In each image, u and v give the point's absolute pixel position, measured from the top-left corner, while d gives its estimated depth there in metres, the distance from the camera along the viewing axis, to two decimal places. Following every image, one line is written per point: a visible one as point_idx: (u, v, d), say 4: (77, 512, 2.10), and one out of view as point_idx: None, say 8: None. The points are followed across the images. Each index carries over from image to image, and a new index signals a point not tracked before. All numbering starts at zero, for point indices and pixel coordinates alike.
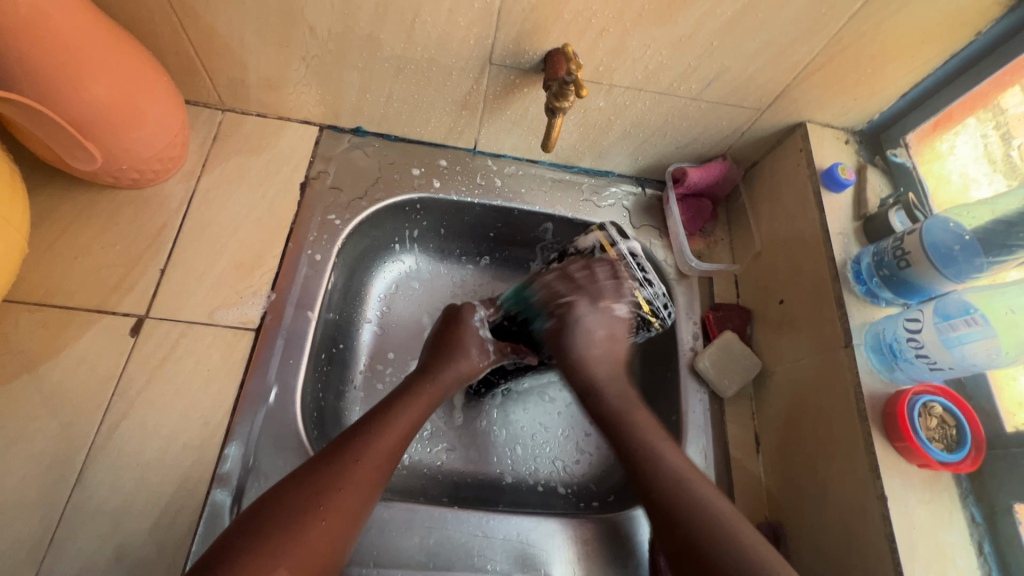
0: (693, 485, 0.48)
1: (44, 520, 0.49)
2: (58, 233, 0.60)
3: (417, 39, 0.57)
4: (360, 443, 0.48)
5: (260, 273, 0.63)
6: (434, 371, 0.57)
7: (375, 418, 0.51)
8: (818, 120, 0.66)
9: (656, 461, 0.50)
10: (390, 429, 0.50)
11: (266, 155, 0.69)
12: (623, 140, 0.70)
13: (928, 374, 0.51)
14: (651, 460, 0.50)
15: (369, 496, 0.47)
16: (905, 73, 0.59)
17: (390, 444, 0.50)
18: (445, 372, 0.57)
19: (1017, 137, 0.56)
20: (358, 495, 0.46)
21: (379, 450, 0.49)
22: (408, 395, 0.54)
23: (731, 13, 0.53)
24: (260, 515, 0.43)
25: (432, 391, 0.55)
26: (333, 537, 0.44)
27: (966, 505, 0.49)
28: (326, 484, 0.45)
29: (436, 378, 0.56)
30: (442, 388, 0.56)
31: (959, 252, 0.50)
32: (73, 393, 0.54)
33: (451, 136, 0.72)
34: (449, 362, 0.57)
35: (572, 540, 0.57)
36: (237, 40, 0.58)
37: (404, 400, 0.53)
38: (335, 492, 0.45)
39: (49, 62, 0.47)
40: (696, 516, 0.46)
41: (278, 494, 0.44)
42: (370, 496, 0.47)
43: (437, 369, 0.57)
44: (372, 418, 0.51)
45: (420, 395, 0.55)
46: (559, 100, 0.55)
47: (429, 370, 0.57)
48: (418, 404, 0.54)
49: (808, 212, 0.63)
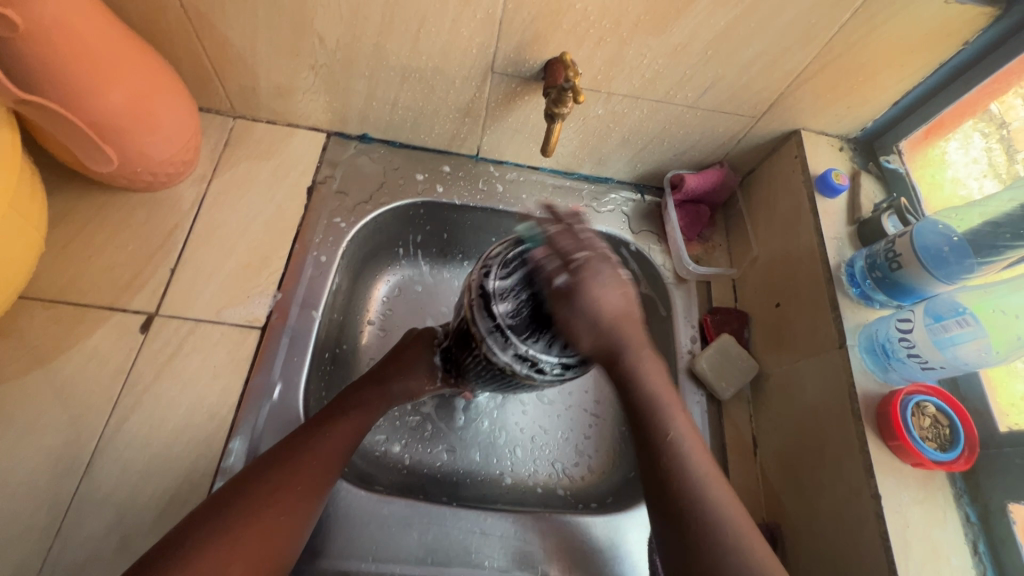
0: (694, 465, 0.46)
1: (53, 510, 0.50)
2: (73, 233, 0.62)
3: (422, 48, 0.60)
4: (310, 442, 0.51)
5: (267, 273, 0.64)
6: (385, 381, 0.58)
7: (326, 418, 0.53)
8: (812, 127, 0.67)
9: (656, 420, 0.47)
10: (340, 429, 0.53)
11: (275, 159, 0.71)
12: (622, 147, 0.72)
13: (921, 374, 0.52)
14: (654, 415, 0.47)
15: (319, 489, 0.50)
16: (896, 81, 0.60)
17: (339, 443, 0.52)
18: (394, 383, 0.58)
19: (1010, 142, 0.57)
20: (306, 490, 0.49)
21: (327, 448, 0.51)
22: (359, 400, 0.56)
23: (725, 23, 0.54)
24: (214, 509, 0.46)
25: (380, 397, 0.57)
26: (284, 530, 0.47)
27: (960, 505, 0.50)
28: (277, 478, 0.48)
29: (385, 387, 0.58)
30: (391, 397, 0.58)
31: (949, 253, 0.52)
32: (85, 386, 0.55)
33: (454, 143, 0.74)
34: (403, 373, 0.59)
35: (570, 539, 0.58)
36: (250, 49, 0.61)
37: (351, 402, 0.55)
38: (288, 486, 0.48)
39: (71, 69, 0.49)
40: (680, 490, 0.44)
41: (246, 478, 0.48)
42: (321, 489, 0.50)
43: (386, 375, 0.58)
44: (319, 420, 0.53)
45: (369, 403, 0.56)
46: (558, 106, 0.57)
47: (383, 381, 0.58)
48: (368, 410, 0.56)
49: (803, 216, 0.65)
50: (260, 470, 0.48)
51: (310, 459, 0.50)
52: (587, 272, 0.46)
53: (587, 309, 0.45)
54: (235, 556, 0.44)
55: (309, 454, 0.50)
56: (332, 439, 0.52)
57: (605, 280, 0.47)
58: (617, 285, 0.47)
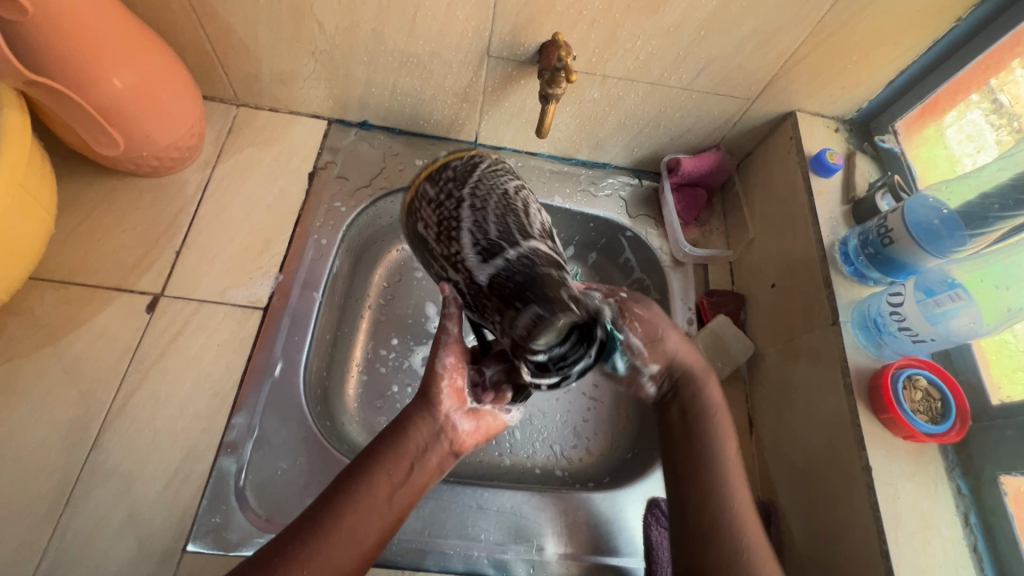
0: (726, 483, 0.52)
1: (62, 481, 0.52)
2: (82, 217, 0.63)
3: (419, 33, 0.61)
4: (351, 492, 0.47)
5: (269, 256, 0.66)
6: (400, 436, 0.50)
7: (342, 497, 0.47)
8: (808, 109, 0.68)
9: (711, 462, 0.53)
10: (379, 475, 0.48)
11: (278, 146, 0.72)
12: (619, 131, 0.73)
13: (912, 347, 0.52)
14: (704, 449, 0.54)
15: (364, 543, 0.46)
16: (890, 60, 0.61)
17: (382, 493, 0.48)
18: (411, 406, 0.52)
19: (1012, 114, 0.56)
20: (349, 544, 0.45)
21: (351, 528, 0.46)
22: (380, 466, 0.48)
23: (717, 3, 0.55)
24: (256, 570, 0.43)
25: (405, 443, 0.50)
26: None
27: (952, 477, 0.50)
28: (324, 536, 0.45)
29: (407, 430, 0.50)
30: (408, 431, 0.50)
31: (940, 227, 0.52)
32: (93, 363, 0.57)
33: (453, 129, 0.75)
34: (426, 409, 0.52)
35: (584, 517, 0.59)
36: (252, 37, 0.62)
37: (369, 470, 0.48)
38: (324, 552, 0.44)
39: (78, 56, 0.51)
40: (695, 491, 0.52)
41: (288, 539, 0.44)
42: (365, 542, 0.46)
43: (413, 424, 0.51)
44: (341, 487, 0.47)
45: (398, 448, 0.50)
46: (552, 87, 0.58)
47: (407, 415, 0.51)
48: (395, 456, 0.49)
49: (797, 196, 0.65)
50: (287, 554, 0.43)
51: (336, 547, 0.44)
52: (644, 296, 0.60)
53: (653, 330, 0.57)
54: None
55: (334, 540, 0.45)
56: (355, 522, 0.46)
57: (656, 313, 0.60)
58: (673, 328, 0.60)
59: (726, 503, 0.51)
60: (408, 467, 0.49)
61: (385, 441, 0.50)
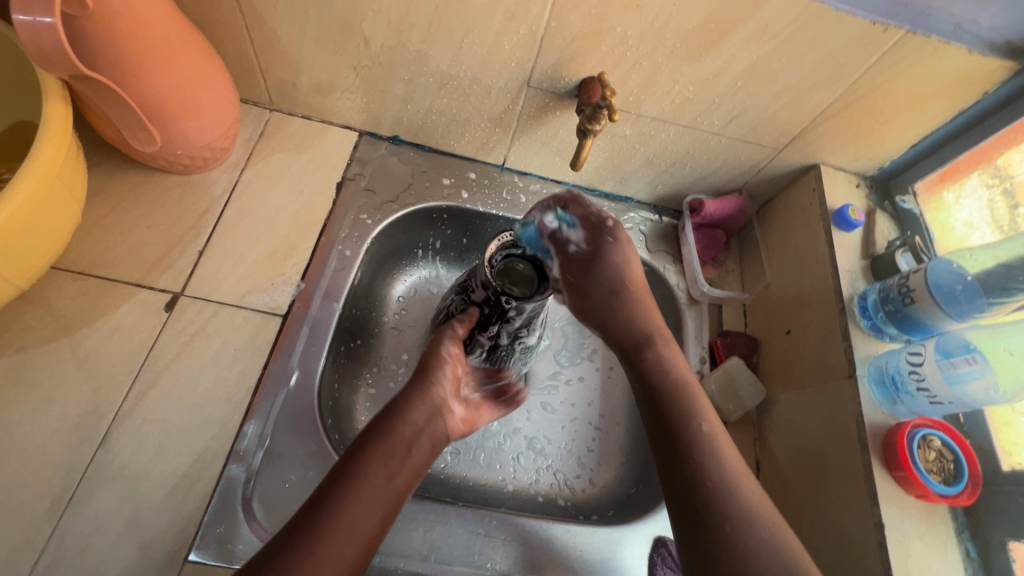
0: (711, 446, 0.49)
1: (66, 479, 0.51)
2: (108, 209, 0.63)
3: (463, 57, 0.62)
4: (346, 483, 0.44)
5: (292, 263, 0.66)
6: (393, 421, 0.48)
7: (336, 493, 0.43)
8: (831, 163, 0.70)
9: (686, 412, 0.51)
10: (374, 463, 0.45)
11: (308, 153, 0.73)
12: (645, 168, 0.74)
13: (927, 408, 0.53)
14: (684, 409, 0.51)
15: (365, 533, 0.43)
16: (916, 125, 0.63)
17: (379, 478, 0.45)
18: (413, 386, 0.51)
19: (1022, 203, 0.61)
20: (349, 536, 0.42)
21: (350, 522, 0.42)
22: (372, 453, 0.46)
23: (757, 57, 0.57)
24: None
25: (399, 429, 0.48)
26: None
27: (961, 540, 0.51)
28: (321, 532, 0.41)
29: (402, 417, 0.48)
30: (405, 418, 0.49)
31: (961, 292, 0.54)
32: (107, 359, 0.56)
33: (482, 152, 0.76)
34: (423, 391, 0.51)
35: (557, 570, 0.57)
36: (297, 46, 0.63)
37: (361, 462, 0.45)
38: (323, 544, 0.41)
39: (130, 57, 0.51)
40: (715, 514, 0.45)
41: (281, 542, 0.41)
42: (366, 532, 0.43)
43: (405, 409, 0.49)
44: (335, 480, 0.44)
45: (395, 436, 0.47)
46: (592, 123, 0.59)
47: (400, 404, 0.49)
48: (388, 440, 0.47)
49: (818, 247, 0.66)
50: (281, 559, 0.39)
51: (336, 539, 0.41)
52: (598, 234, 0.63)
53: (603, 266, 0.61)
54: None
55: (332, 533, 0.41)
56: (354, 510, 0.43)
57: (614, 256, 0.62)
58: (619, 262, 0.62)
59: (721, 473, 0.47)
60: (405, 454, 0.47)
61: (375, 431, 0.48)
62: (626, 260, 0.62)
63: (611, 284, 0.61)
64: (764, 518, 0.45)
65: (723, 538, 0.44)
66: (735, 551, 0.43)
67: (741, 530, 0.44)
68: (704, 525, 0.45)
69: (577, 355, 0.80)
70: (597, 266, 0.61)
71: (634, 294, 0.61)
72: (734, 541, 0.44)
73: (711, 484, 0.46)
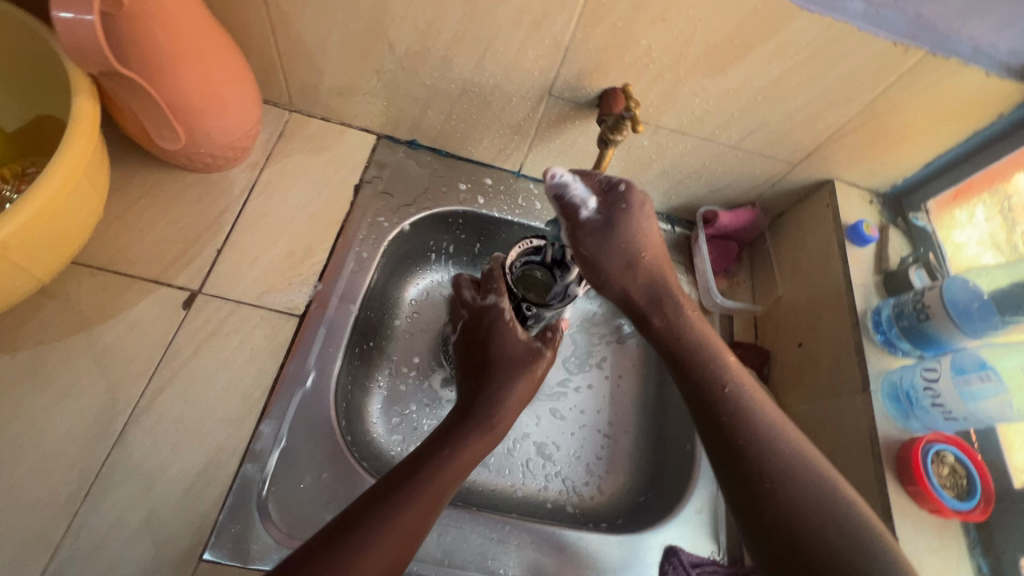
0: (749, 406, 0.51)
1: (82, 474, 0.50)
2: (127, 205, 0.63)
3: (487, 65, 0.62)
4: (440, 457, 0.49)
5: (309, 264, 0.66)
6: (487, 415, 0.53)
7: (427, 466, 0.48)
8: (845, 179, 0.71)
9: (714, 373, 0.54)
10: (467, 446, 0.51)
11: (326, 155, 0.73)
12: (660, 178, 0.75)
13: (942, 423, 0.54)
14: (711, 368, 0.54)
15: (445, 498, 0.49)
16: (931, 144, 0.64)
17: (466, 461, 0.50)
18: (499, 377, 0.55)
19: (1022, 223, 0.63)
20: (431, 502, 0.47)
21: (438, 487, 0.48)
22: (471, 436, 0.52)
23: (778, 73, 0.57)
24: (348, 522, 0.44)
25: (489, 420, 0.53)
26: (409, 532, 0.45)
27: (973, 556, 0.52)
28: (415, 492, 0.46)
29: (491, 413, 0.53)
30: (494, 423, 0.53)
31: (976, 310, 0.54)
32: (124, 355, 0.56)
33: (499, 158, 0.77)
34: (512, 378, 0.55)
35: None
36: (321, 49, 0.63)
37: (454, 444, 0.51)
38: (418, 505, 0.46)
39: (160, 55, 0.52)
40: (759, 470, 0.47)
41: (376, 498, 0.46)
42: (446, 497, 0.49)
43: (494, 395, 0.54)
44: (432, 453, 0.50)
45: (492, 424, 0.53)
46: (614, 134, 0.60)
47: (490, 400, 0.54)
48: (485, 435, 0.52)
49: (832, 261, 0.67)
50: (374, 514, 0.44)
51: (423, 498, 0.46)
52: (618, 204, 0.58)
53: (620, 236, 0.58)
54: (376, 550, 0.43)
55: (420, 495, 0.46)
56: (444, 479, 0.48)
57: (632, 220, 0.58)
58: (639, 227, 0.58)
59: (754, 429, 0.50)
60: (489, 444, 0.53)
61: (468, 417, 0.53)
62: (641, 226, 0.58)
63: (626, 254, 0.58)
64: (810, 471, 0.47)
65: (771, 492, 0.46)
66: (783, 504, 0.46)
67: (785, 482, 0.47)
68: (750, 482, 0.47)
69: (586, 362, 0.80)
70: (613, 234, 0.58)
71: (647, 262, 0.59)
72: (780, 495, 0.46)
73: (747, 441, 0.49)
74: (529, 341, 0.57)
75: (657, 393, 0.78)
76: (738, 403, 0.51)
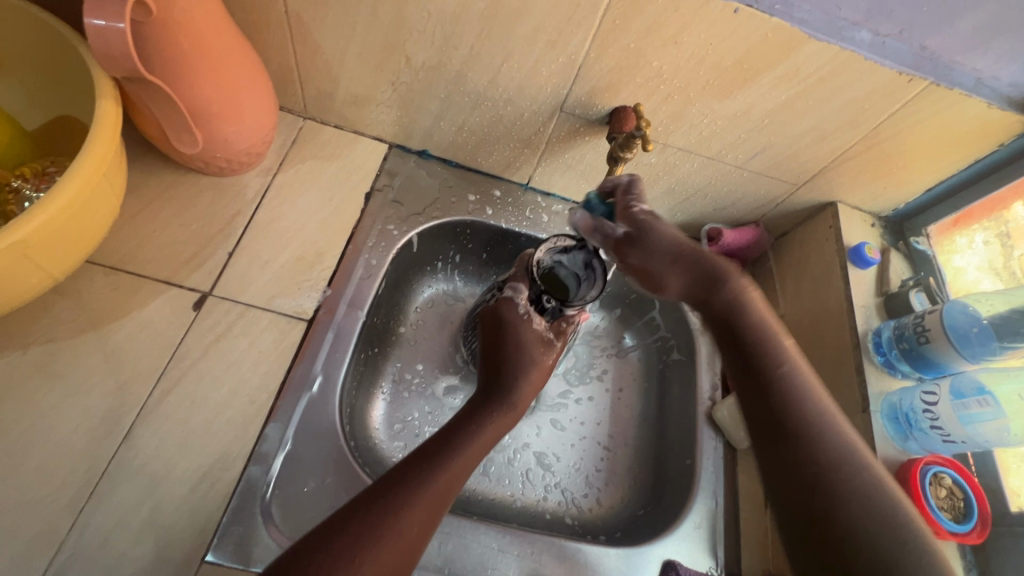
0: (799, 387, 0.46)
1: (88, 472, 0.51)
2: (141, 206, 0.64)
3: (501, 80, 0.64)
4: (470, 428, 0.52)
5: (319, 269, 0.67)
6: (511, 397, 0.55)
7: (460, 436, 0.51)
8: (848, 202, 0.72)
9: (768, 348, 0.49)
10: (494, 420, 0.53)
11: (338, 162, 0.74)
12: (666, 195, 0.76)
13: (940, 446, 0.55)
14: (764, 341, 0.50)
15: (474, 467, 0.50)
16: (932, 170, 0.65)
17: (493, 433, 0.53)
18: (521, 375, 0.57)
19: (1017, 247, 0.65)
20: (464, 470, 0.49)
21: (466, 459, 0.49)
22: (493, 412, 0.54)
23: (786, 97, 0.59)
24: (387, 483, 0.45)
25: (511, 403, 0.55)
26: (443, 495, 0.46)
27: None
28: (449, 458, 0.48)
29: (514, 395, 0.55)
30: (515, 406, 0.55)
31: (975, 335, 0.55)
32: (133, 354, 0.57)
33: (508, 170, 0.78)
34: (530, 367, 0.58)
35: None
36: (339, 59, 0.65)
37: (479, 420, 0.53)
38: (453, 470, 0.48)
39: (183, 61, 0.53)
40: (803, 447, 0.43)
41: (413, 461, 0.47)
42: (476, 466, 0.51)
43: (514, 384, 0.56)
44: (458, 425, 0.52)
45: (516, 404, 0.55)
46: (624, 151, 0.62)
47: (508, 385, 0.56)
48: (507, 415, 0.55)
49: (834, 282, 0.68)
50: (412, 476, 0.46)
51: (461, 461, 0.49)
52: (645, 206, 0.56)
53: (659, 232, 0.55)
54: (415, 512, 0.44)
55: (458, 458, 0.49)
56: (477, 448, 0.51)
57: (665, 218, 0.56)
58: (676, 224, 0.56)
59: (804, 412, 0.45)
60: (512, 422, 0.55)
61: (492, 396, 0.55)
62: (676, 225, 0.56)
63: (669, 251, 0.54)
64: (856, 460, 0.43)
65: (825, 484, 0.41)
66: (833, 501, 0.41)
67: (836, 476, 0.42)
68: (788, 460, 0.44)
69: (586, 375, 0.80)
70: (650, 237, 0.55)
71: (693, 253, 0.54)
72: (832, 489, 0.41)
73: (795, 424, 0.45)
74: (543, 332, 0.60)
75: (655, 407, 0.79)
76: (786, 385, 0.47)
